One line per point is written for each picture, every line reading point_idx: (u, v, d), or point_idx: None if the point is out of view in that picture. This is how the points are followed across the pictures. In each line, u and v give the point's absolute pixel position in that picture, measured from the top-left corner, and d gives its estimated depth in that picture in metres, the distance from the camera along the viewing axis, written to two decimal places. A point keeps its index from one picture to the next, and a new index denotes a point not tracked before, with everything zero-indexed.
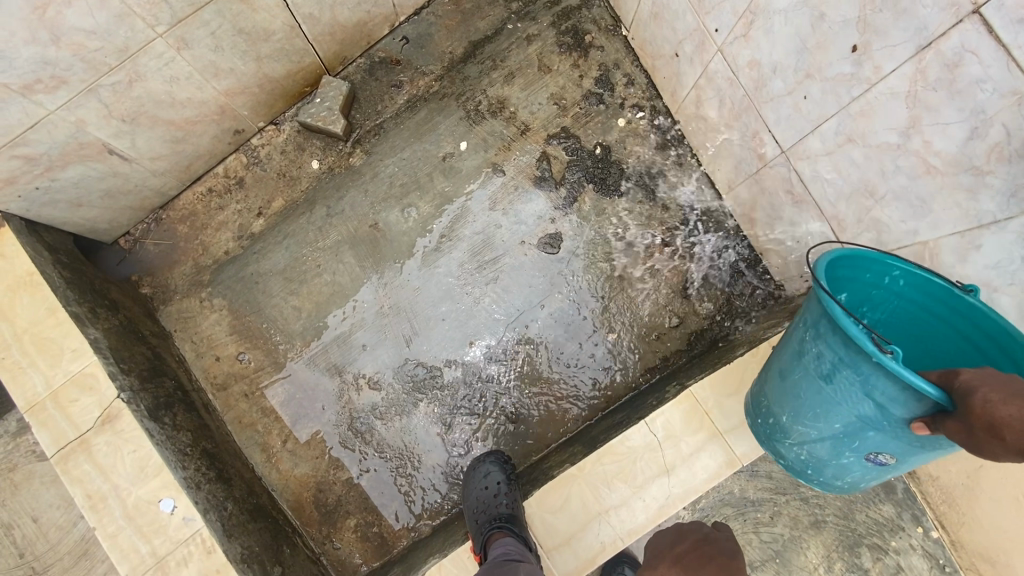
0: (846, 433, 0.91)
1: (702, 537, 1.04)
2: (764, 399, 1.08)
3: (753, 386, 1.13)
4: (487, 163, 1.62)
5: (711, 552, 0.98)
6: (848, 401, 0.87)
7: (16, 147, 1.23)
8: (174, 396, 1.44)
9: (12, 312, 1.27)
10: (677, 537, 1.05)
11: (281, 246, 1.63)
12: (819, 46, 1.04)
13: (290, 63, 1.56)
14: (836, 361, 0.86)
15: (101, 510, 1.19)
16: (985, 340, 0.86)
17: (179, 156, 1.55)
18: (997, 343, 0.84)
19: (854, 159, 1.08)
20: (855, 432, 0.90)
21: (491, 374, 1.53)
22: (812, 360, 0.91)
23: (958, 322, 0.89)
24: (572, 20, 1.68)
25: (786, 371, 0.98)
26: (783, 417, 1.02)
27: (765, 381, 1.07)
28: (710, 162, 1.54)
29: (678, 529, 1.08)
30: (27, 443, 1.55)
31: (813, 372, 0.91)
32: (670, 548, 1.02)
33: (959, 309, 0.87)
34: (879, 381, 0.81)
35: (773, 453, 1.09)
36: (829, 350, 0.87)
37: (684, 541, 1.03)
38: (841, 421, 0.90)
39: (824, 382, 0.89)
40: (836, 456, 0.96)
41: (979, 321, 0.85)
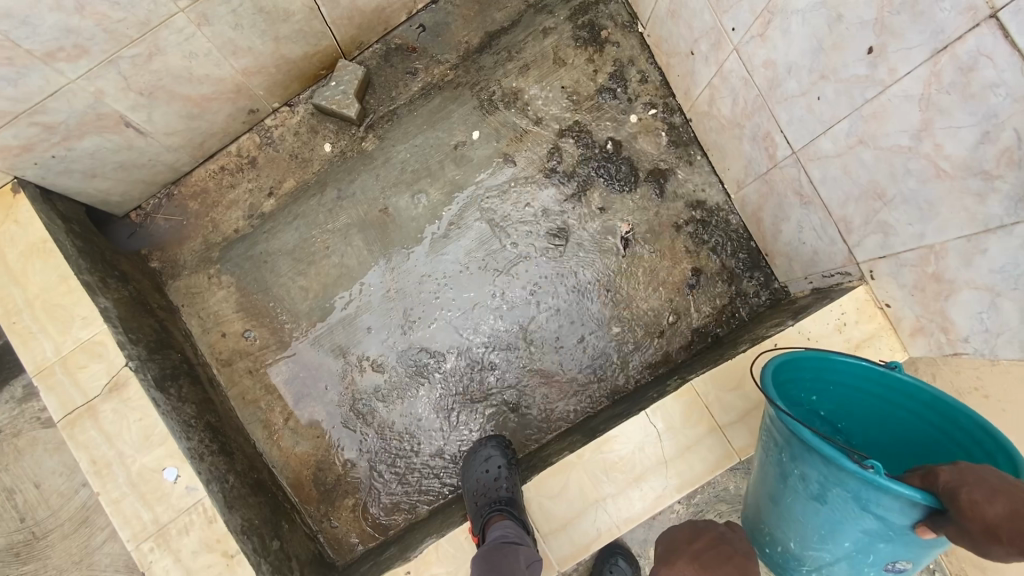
0: (859, 551, 0.86)
1: (718, 535, 0.96)
2: (763, 524, 1.02)
3: (748, 509, 1.08)
4: (499, 154, 1.63)
5: (728, 551, 0.92)
6: (848, 520, 0.83)
7: (35, 115, 1.25)
8: (180, 368, 1.46)
9: (26, 278, 1.30)
10: (692, 533, 0.97)
11: (291, 226, 1.64)
12: (835, 46, 1.05)
13: (308, 45, 1.57)
14: (823, 482, 0.82)
15: (105, 476, 1.22)
16: (941, 420, 0.88)
17: (193, 132, 1.56)
18: (953, 421, 0.86)
19: (864, 161, 1.09)
20: (866, 551, 0.85)
21: (493, 362, 1.54)
22: (799, 483, 0.87)
23: (912, 407, 0.91)
24: (588, 14, 1.68)
25: (777, 493, 0.94)
26: (791, 543, 0.96)
27: (758, 500, 1.02)
28: (720, 163, 1.55)
29: (692, 526, 1.00)
30: (32, 409, 1.56)
31: (804, 494, 0.87)
32: (685, 545, 0.95)
33: (905, 391, 0.90)
34: (870, 496, 0.78)
35: None
36: (812, 471, 0.84)
37: (699, 538, 0.96)
38: (849, 541, 0.85)
39: (820, 504, 0.85)
40: (857, 573, 0.90)
41: (928, 401, 0.88)
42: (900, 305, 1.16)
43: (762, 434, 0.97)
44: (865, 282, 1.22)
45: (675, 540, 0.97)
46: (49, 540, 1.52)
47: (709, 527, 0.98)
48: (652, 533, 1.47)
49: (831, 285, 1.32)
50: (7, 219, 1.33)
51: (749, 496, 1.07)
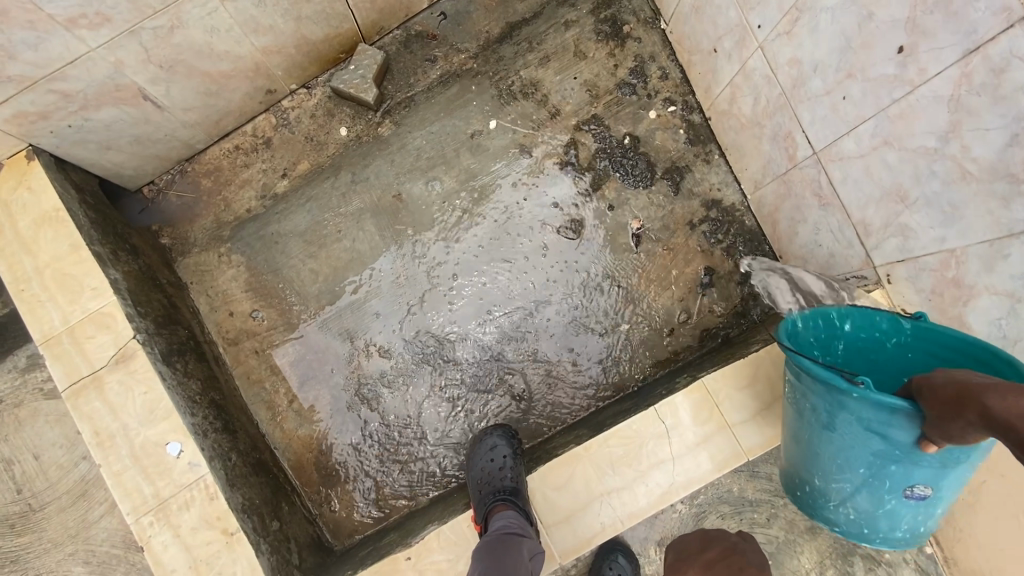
0: (874, 476, 0.91)
1: (730, 545, 1.00)
2: (794, 467, 1.08)
3: (782, 460, 1.14)
4: (516, 145, 1.63)
5: (739, 562, 0.95)
6: (858, 442, 0.90)
7: (54, 82, 1.24)
8: (187, 344, 1.45)
9: (37, 246, 1.30)
10: (704, 544, 1.02)
11: (304, 208, 1.63)
12: (864, 45, 1.05)
13: (329, 27, 1.56)
14: (830, 408, 0.92)
15: (108, 448, 1.21)
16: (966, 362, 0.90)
17: (210, 109, 1.55)
18: (978, 361, 0.88)
19: (887, 162, 1.08)
20: (881, 476, 0.90)
21: (501, 352, 1.53)
22: (811, 414, 0.97)
23: (945, 356, 0.94)
24: (611, 9, 1.68)
25: (799, 431, 1.03)
26: (816, 481, 1.02)
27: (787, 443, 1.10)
28: (737, 162, 1.54)
29: (703, 536, 1.04)
30: (35, 379, 1.55)
31: (817, 425, 0.96)
32: (698, 555, 0.99)
33: (930, 336, 0.94)
34: (867, 414, 0.86)
35: (827, 524, 1.05)
36: (819, 400, 0.94)
37: (711, 548, 1.00)
38: (863, 465, 0.92)
39: (831, 431, 0.94)
40: (879, 504, 0.93)
41: (952, 342, 0.91)
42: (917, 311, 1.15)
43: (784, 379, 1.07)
44: (882, 286, 1.21)
45: (688, 551, 1.02)
46: (46, 512, 1.51)
47: (721, 537, 1.01)
48: (653, 531, 1.45)
49: None
50: (21, 186, 1.33)
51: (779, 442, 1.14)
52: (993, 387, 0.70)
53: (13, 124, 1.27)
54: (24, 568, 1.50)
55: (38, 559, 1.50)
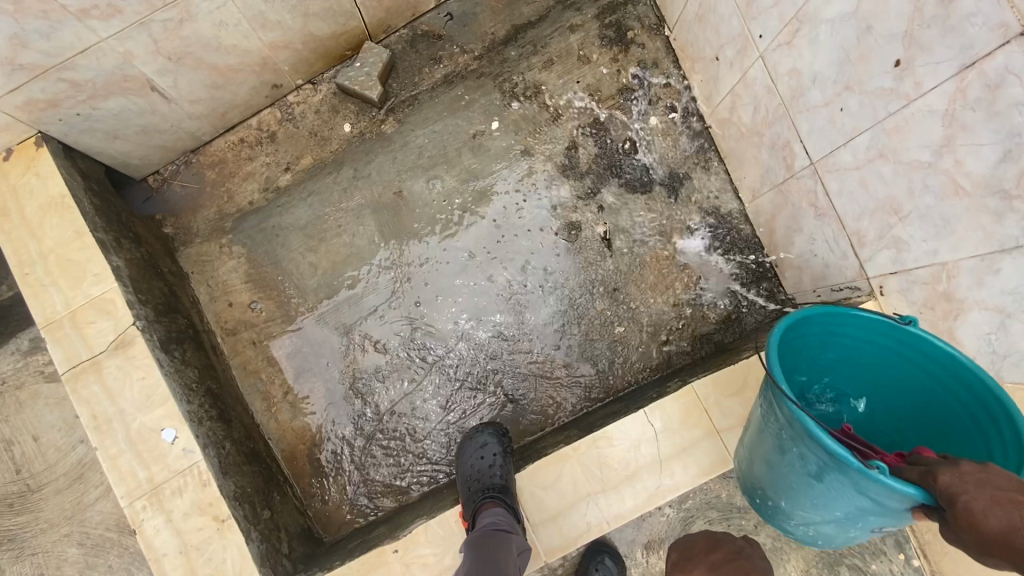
0: (849, 519, 0.88)
1: (736, 550, 1.01)
2: (758, 482, 1.06)
3: (744, 468, 1.11)
4: (517, 147, 1.64)
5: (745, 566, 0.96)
6: (845, 497, 0.84)
7: (64, 71, 1.26)
8: (186, 332, 1.47)
9: (42, 231, 1.32)
10: (710, 545, 1.03)
11: (305, 203, 1.65)
12: (862, 57, 1.05)
13: (336, 24, 1.58)
14: (823, 465, 0.82)
15: (104, 432, 1.23)
16: (951, 380, 0.87)
17: (216, 102, 1.58)
18: (967, 385, 0.84)
19: (882, 175, 1.09)
20: (858, 520, 0.87)
21: (496, 351, 1.55)
22: (797, 459, 0.88)
23: (931, 370, 0.89)
24: (616, 14, 1.69)
25: (775, 462, 0.96)
26: (783, 501, 1.00)
27: (754, 459, 1.04)
28: (736, 170, 1.55)
29: (709, 538, 1.05)
30: (37, 362, 1.57)
31: (800, 469, 0.88)
32: (702, 555, 1.01)
33: (923, 350, 0.87)
34: (870, 487, 0.77)
35: (782, 529, 1.07)
36: (813, 454, 0.83)
37: (717, 551, 1.01)
38: (841, 510, 0.87)
39: (817, 480, 0.86)
40: (846, 533, 0.93)
41: (946, 362, 0.85)
42: None
43: (762, 406, 0.96)
44: (874, 298, 1.21)
45: (693, 549, 1.03)
46: (43, 493, 1.53)
47: (727, 539, 1.03)
48: (640, 533, 1.46)
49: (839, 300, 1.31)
50: (29, 171, 1.35)
51: (744, 451, 1.10)
52: None
53: (23, 110, 1.30)
54: (20, 548, 1.53)
55: (34, 539, 1.53)
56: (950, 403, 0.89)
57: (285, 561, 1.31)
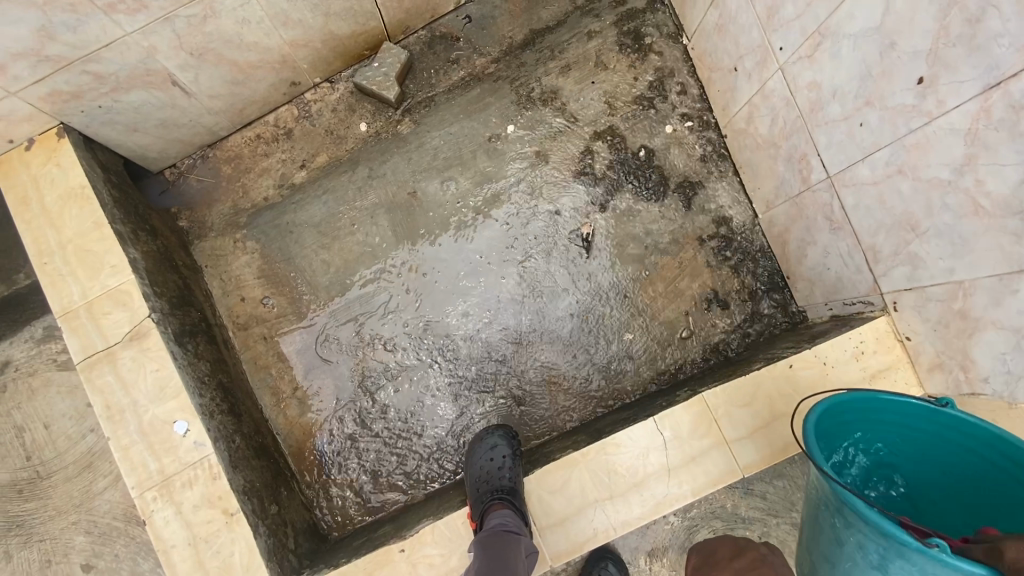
0: None
1: (760, 556, 0.94)
2: None
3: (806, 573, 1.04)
4: (533, 152, 1.64)
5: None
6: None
7: (89, 63, 1.27)
8: (199, 326, 1.48)
9: (61, 221, 1.33)
10: (734, 552, 0.97)
11: (320, 200, 1.66)
12: (884, 73, 1.05)
13: (356, 24, 1.58)
14: (884, 552, 0.79)
15: (117, 421, 1.24)
16: (1001, 459, 0.85)
17: (235, 98, 1.59)
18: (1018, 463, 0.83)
19: (901, 191, 1.09)
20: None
21: (505, 355, 1.55)
22: (855, 550, 0.85)
23: (962, 440, 0.90)
24: (635, 21, 1.69)
25: (832, 558, 0.91)
26: None
27: (809, 556, 0.99)
28: (751, 180, 1.55)
29: (736, 545, 0.99)
30: (50, 350, 1.59)
31: (863, 564, 0.84)
32: (725, 562, 0.96)
33: (952, 423, 0.89)
34: (938, 572, 0.74)
35: None
36: (869, 540, 0.81)
37: (740, 558, 0.96)
38: None
39: (882, 575, 0.82)
40: None
41: (976, 432, 0.87)
42: (921, 339, 1.16)
43: (812, 496, 0.96)
44: (888, 313, 1.22)
45: (716, 556, 0.99)
46: (52, 480, 1.55)
47: (751, 545, 0.97)
48: (645, 540, 1.47)
49: (851, 313, 1.33)
50: (50, 161, 1.37)
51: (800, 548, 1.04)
52: None
53: (47, 101, 1.31)
54: (28, 534, 1.54)
55: (42, 525, 1.54)
56: (990, 471, 0.88)
57: (292, 557, 1.32)
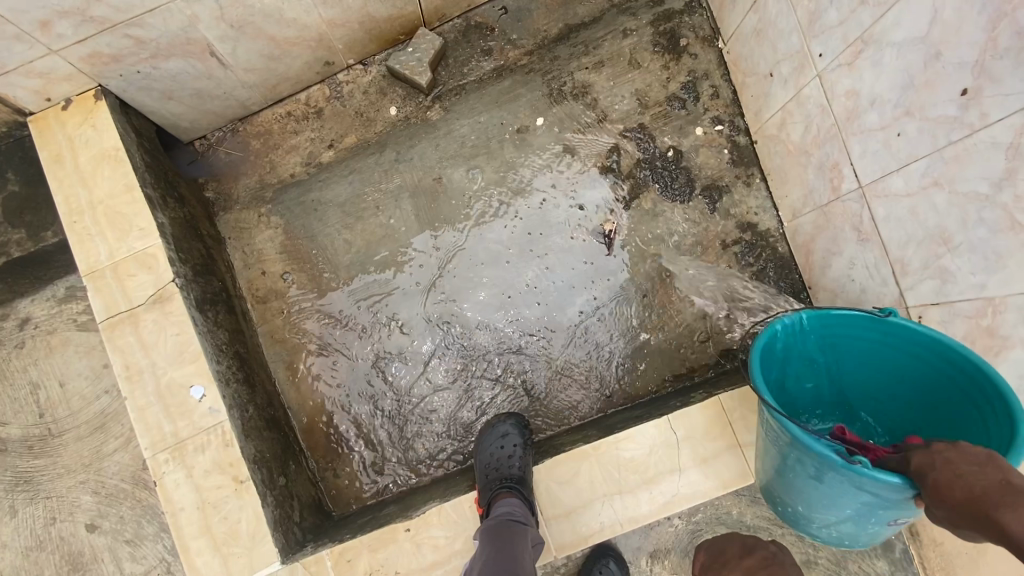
0: (862, 515, 0.92)
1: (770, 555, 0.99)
2: (773, 489, 1.10)
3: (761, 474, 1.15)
4: (561, 146, 1.64)
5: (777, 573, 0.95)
6: (847, 494, 0.90)
7: (131, 27, 1.27)
8: (220, 296, 1.49)
9: (94, 182, 1.35)
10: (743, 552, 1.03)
11: (346, 180, 1.67)
12: (927, 83, 1.05)
13: (394, 8, 1.58)
14: (818, 465, 0.90)
15: (135, 382, 1.26)
16: (940, 360, 0.96)
17: (269, 73, 1.59)
18: (959, 368, 0.93)
19: (935, 204, 1.08)
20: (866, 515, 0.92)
21: (519, 345, 1.55)
22: (796, 465, 0.96)
23: (916, 351, 0.99)
24: (671, 22, 1.69)
25: (783, 472, 1.02)
26: (799, 507, 1.04)
27: (766, 469, 1.09)
28: (779, 188, 1.54)
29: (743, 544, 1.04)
30: (70, 310, 1.60)
31: (803, 474, 0.95)
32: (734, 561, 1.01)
33: (903, 335, 0.99)
34: (869, 484, 0.84)
35: (807, 533, 1.10)
36: (807, 458, 0.91)
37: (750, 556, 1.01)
38: (851, 509, 0.92)
39: (819, 482, 0.93)
40: (865, 531, 0.97)
41: (920, 340, 0.97)
42: None
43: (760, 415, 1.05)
44: None
45: (725, 555, 1.03)
46: (63, 438, 1.56)
47: (760, 544, 1.01)
48: (647, 541, 1.46)
49: None
50: (86, 123, 1.38)
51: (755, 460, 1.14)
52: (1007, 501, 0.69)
53: (87, 63, 1.32)
54: (35, 490, 1.55)
55: (49, 482, 1.55)
56: (942, 378, 0.98)
57: (296, 530, 1.32)
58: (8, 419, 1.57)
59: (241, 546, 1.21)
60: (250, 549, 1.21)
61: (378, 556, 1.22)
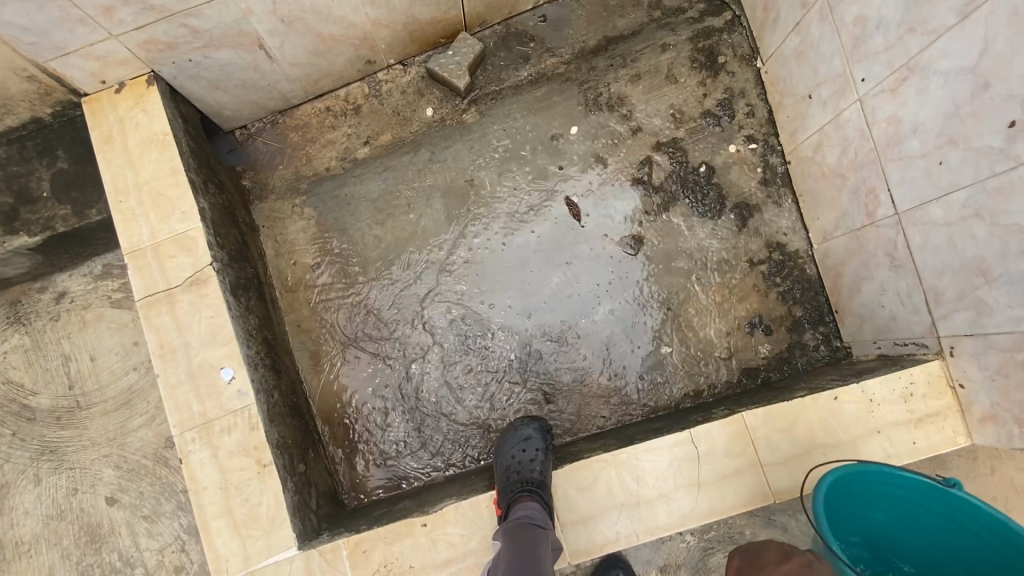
0: None
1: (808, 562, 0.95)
2: None
3: None
4: (593, 156, 1.66)
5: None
6: None
7: (187, 17, 1.30)
8: (252, 282, 1.52)
9: (141, 164, 1.39)
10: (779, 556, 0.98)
11: (380, 177, 1.70)
12: (972, 114, 1.04)
13: (438, 11, 1.60)
14: None
15: (168, 360, 1.29)
16: (989, 531, 1.01)
17: (313, 68, 1.62)
18: (1011, 544, 0.98)
19: (974, 234, 1.08)
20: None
21: (540, 350, 1.56)
22: None
23: (970, 522, 1.04)
24: (710, 40, 1.70)
25: None
26: None
27: None
28: (810, 210, 1.54)
29: (780, 549, 1.00)
30: (106, 287, 1.65)
31: None
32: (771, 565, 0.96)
33: (960, 504, 1.03)
34: None
35: None
36: None
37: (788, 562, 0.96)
38: None
39: None
40: None
41: (975, 511, 1.01)
42: (976, 388, 1.16)
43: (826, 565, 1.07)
44: (942, 357, 1.22)
45: (762, 559, 0.99)
46: (90, 411, 1.60)
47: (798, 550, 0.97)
48: (658, 556, 1.45)
49: (901, 354, 1.32)
50: (137, 106, 1.43)
51: None
52: None
53: (143, 49, 1.36)
54: (60, 460, 1.59)
55: (74, 454, 1.59)
56: (989, 549, 1.03)
57: (313, 517, 1.34)
58: (38, 389, 1.61)
59: (260, 529, 1.23)
60: (268, 533, 1.23)
61: (393, 548, 1.23)
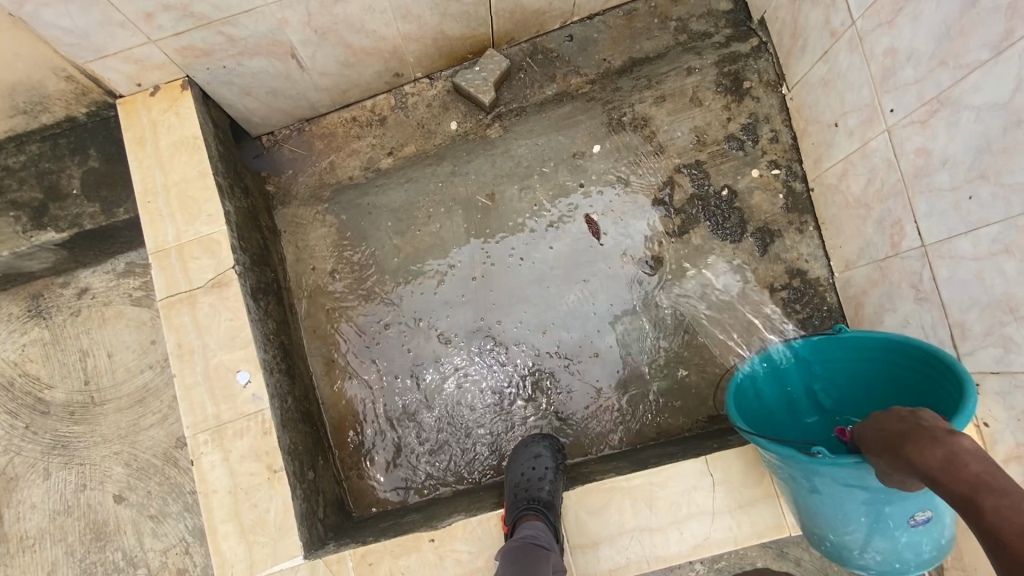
0: (876, 520, 1.00)
1: None
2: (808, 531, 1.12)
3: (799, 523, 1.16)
4: (616, 175, 1.66)
5: None
6: (845, 497, 1.00)
7: (225, 25, 1.33)
8: (271, 287, 1.53)
9: (171, 166, 1.42)
10: None
11: (402, 187, 1.71)
12: (1004, 149, 1.03)
13: (467, 27, 1.63)
14: (809, 476, 1.02)
15: (186, 361, 1.30)
16: (889, 356, 1.15)
17: (342, 79, 1.64)
18: (907, 355, 1.11)
19: (1004, 270, 1.06)
20: (881, 520, 1.00)
21: (554, 366, 1.56)
22: (795, 482, 1.07)
23: (877, 355, 1.18)
24: (736, 64, 1.70)
25: (802, 507, 1.10)
26: (830, 535, 1.07)
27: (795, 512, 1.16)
28: (833, 238, 1.53)
29: None
30: (127, 286, 1.66)
31: (804, 488, 1.06)
32: None
33: (861, 344, 1.18)
34: (841, 473, 0.97)
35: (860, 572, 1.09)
36: (795, 470, 1.04)
37: None
38: (862, 514, 1.01)
39: (814, 492, 1.04)
40: (896, 542, 1.02)
41: (875, 344, 1.16)
42: (1001, 427, 1.13)
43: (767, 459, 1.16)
44: None
45: None
46: (104, 408, 1.61)
47: None
48: None
49: None
50: (170, 109, 1.45)
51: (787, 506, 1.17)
52: (916, 441, 0.83)
53: (179, 54, 1.39)
54: (70, 455, 1.59)
55: (84, 450, 1.59)
56: (901, 373, 1.15)
57: (320, 526, 1.33)
58: (54, 382, 1.62)
59: (267, 535, 1.23)
60: (275, 540, 1.23)
61: (400, 562, 1.22)
